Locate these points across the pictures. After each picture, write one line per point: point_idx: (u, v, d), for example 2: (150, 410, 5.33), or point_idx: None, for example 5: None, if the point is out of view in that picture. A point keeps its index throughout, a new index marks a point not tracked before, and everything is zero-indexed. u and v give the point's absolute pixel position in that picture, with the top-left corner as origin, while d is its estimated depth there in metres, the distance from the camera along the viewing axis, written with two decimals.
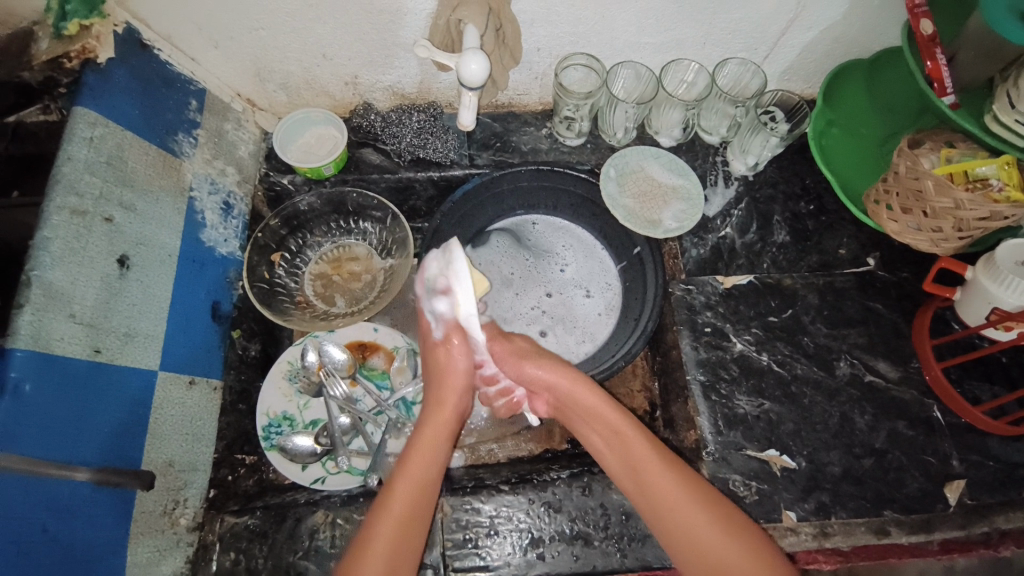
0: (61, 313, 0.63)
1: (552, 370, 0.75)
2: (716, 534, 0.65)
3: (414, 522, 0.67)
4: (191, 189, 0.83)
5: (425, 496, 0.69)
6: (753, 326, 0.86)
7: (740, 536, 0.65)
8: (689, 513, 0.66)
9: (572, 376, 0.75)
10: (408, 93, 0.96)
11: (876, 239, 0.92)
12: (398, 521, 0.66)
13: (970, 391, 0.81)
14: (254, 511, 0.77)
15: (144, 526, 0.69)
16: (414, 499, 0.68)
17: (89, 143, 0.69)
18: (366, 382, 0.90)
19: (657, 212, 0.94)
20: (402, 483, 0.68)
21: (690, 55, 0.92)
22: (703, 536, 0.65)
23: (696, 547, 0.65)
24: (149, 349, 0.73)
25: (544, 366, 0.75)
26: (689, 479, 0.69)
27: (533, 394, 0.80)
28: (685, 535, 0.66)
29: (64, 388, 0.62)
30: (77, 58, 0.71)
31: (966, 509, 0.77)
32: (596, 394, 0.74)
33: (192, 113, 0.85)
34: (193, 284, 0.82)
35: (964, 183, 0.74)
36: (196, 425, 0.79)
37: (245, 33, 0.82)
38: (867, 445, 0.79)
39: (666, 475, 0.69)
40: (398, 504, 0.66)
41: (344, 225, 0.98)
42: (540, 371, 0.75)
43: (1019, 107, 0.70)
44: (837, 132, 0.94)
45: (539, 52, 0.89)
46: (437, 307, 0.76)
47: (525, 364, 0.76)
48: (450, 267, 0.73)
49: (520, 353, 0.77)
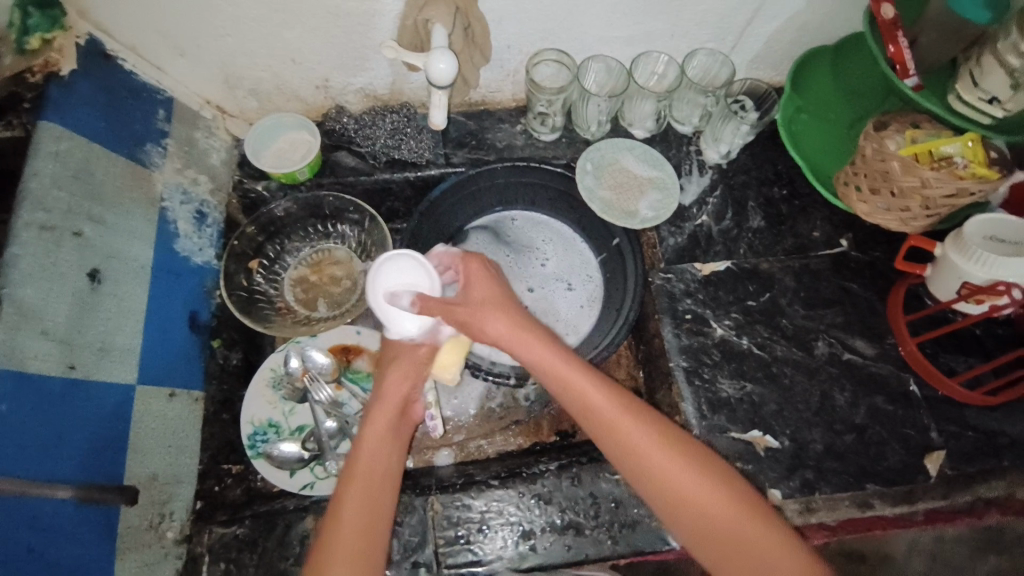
0: (33, 330, 0.62)
1: (509, 326, 0.70)
2: (665, 455, 0.63)
3: (371, 537, 0.62)
4: (162, 200, 0.82)
5: (379, 505, 0.65)
6: (732, 311, 0.87)
7: (696, 463, 0.64)
8: (642, 445, 0.64)
9: (522, 329, 0.70)
10: (380, 95, 0.96)
11: (848, 221, 0.93)
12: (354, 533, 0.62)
13: (946, 363, 0.83)
14: (243, 520, 0.76)
15: (131, 541, 0.68)
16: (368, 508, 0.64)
17: (54, 157, 0.68)
18: (352, 386, 0.89)
19: (633, 202, 0.95)
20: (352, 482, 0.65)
21: (659, 46, 0.93)
22: (676, 479, 0.63)
23: (647, 470, 0.63)
24: (127, 364, 0.72)
25: (501, 320, 0.70)
26: (648, 418, 0.66)
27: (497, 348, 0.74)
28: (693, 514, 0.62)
29: (41, 406, 0.61)
30: (41, 72, 0.71)
31: (946, 479, 0.79)
32: (549, 347, 0.69)
33: (161, 122, 0.84)
34: (169, 296, 0.81)
35: (930, 162, 0.76)
36: (179, 438, 0.78)
37: (211, 40, 0.82)
38: (847, 421, 0.81)
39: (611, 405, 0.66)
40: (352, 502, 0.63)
41: (322, 229, 0.98)
42: (500, 325, 0.70)
43: (982, 86, 0.73)
44: (807, 117, 0.95)
45: (509, 49, 0.90)
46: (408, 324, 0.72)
47: (495, 319, 0.70)
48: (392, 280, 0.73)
49: (478, 311, 0.71)
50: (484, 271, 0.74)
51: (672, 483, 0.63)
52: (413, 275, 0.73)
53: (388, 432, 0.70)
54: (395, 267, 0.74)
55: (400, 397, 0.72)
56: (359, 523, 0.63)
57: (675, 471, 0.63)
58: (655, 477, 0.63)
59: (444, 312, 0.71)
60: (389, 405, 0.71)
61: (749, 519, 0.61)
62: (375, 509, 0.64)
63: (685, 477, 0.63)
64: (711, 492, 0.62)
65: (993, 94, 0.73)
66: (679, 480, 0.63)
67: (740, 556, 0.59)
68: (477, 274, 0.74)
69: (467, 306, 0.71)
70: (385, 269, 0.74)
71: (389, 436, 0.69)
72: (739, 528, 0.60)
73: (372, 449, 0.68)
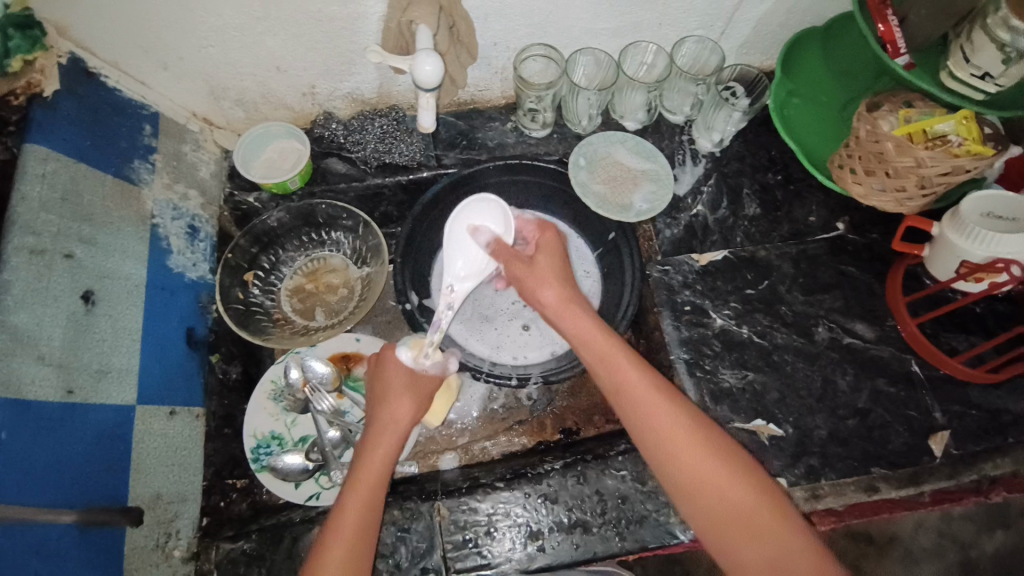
0: (30, 356, 0.62)
1: (560, 295, 0.72)
2: (689, 445, 0.63)
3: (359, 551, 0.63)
4: (153, 216, 0.82)
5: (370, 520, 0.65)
6: (731, 301, 0.87)
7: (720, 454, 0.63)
8: (671, 436, 0.64)
9: (571, 300, 0.72)
10: (368, 99, 0.95)
11: (844, 204, 0.93)
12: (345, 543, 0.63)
13: (947, 342, 0.83)
14: (249, 535, 0.75)
15: (138, 562, 0.69)
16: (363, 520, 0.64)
17: (42, 180, 0.67)
18: (353, 394, 0.89)
19: (627, 195, 0.94)
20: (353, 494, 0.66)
21: (647, 36, 0.92)
22: (701, 466, 0.62)
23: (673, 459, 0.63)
24: (125, 385, 0.72)
25: (552, 289, 0.72)
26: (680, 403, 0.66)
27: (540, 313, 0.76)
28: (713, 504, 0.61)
29: (40, 432, 0.61)
30: (24, 95, 0.69)
31: (952, 460, 0.79)
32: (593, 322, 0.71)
33: (147, 138, 0.83)
34: (164, 314, 0.80)
35: (924, 141, 0.75)
36: (182, 455, 0.78)
37: (193, 52, 0.81)
38: (850, 406, 0.81)
39: (648, 393, 0.66)
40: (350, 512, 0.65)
41: (316, 237, 0.97)
42: (554, 295, 0.72)
43: (973, 61, 0.72)
44: (798, 101, 0.94)
45: (496, 46, 0.89)
46: (462, 265, 0.76)
47: (546, 289, 0.72)
48: (481, 219, 0.77)
49: (539, 277, 0.73)
50: (555, 239, 0.75)
51: (695, 474, 0.62)
52: (498, 228, 0.76)
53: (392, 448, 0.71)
54: (487, 214, 0.77)
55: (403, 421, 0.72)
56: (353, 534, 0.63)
57: (699, 463, 0.62)
58: (679, 463, 0.63)
59: (511, 260, 0.74)
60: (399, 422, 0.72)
61: (769, 514, 0.60)
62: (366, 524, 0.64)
63: (709, 470, 0.62)
64: (732, 484, 0.61)
65: (985, 69, 0.72)
66: (704, 473, 0.62)
67: (757, 549, 0.59)
68: (549, 243, 0.75)
69: (537, 265, 0.74)
70: (478, 212, 0.77)
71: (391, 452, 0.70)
72: (760, 524, 0.59)
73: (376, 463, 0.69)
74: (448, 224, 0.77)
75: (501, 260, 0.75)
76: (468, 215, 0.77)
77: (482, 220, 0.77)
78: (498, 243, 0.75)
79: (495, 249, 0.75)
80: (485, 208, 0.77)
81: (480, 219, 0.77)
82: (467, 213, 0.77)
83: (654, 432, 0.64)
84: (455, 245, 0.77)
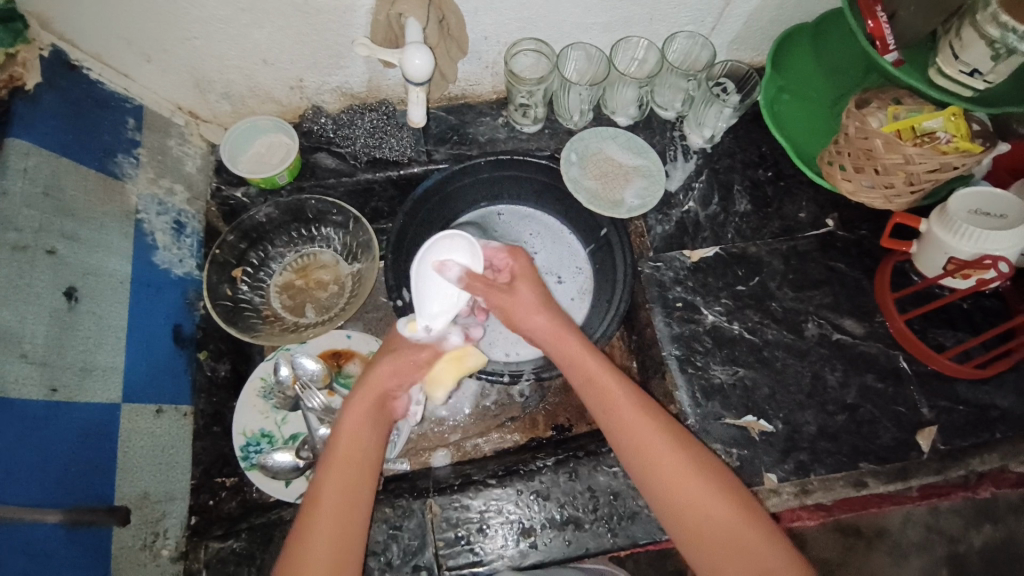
0: (11, 355, 0.60)
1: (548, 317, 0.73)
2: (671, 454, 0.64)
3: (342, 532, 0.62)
4: (138, 211, 0.80)
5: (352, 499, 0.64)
6: (722, 297, 0.87)
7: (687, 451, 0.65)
8: (655, 447, 0.64)
9: (560, 326, 0.73)
10: (357, 93, 0.94)
11: (834, 200, 0.93)
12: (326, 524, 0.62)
13: (934, 338, 0.84)
14: (239, 534, 0.74)
15: (125, 562, 0.68)
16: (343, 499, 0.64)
17: (23, 174, 0.66)
18: (344, 391, 0.87)
19: (618, 192, 0.94)
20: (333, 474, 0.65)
21: (639, 32, 0.92)
22: (671, 465, 0.64)
23: (654, 469, 0.64)
24: (110, 383, 0.71)
25: (541, 313, 0.73)
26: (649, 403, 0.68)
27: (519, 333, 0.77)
28: (680, 498, 0.63)
29: (23, 432, 0.60)
30: (5, 88, 0.68)
31: (939, 454, 0.80)
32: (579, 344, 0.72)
33: (131, 131, 0.82)
34: (150, 311, 0.79)
35: (913, 137, 0.76)
36: (169, 454, 0.77)
37: (177, 44, 0.79)
38: (839, 401, 0.82)
39: (628, 406, 0.67)
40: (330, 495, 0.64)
41: (306, 233, 0.96)
42: (541, 318, 0.73)
43: (962, 58, 0.72)
44: (788, 98, 0.94)
45: (486, 40, 0.88)
46: (434, 306, 0.72)
47: (534, 314, 0.73)
48: (447, 254, 0.73)
49: (519, 304, 0.74)
50: (528, 268, 0.75)
51: (674, 480, 0.63)
52: (467, 262, 0.73)
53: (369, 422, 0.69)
54: (453, 248, 0.73)
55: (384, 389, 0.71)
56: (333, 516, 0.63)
57: (680, 474, 0.63)
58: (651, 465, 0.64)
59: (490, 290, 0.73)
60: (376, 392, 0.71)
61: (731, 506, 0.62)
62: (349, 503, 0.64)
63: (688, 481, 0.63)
64: (697, 480, 0.63)
65: (973, 66, 0.72)
66: (684, 484, 0.63)
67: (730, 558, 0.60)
68: (525, 270, 0.75)
69: (519, 289, 0.74)
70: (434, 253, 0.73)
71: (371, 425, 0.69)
72: (724, 518, 0.61)
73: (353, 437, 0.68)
74: (414, 267, 0.73)
75: (481, 295, 0.73)
76: (433, 252, 0.73)
77: (448, 255, 0.73)
78: (470, 279, 0.72)
79: (467, 284, 0.72)
80: (450, 241, 0.73)
81: (447, 255, 0.72)
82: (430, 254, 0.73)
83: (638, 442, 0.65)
84: (422, 284, 0.73)
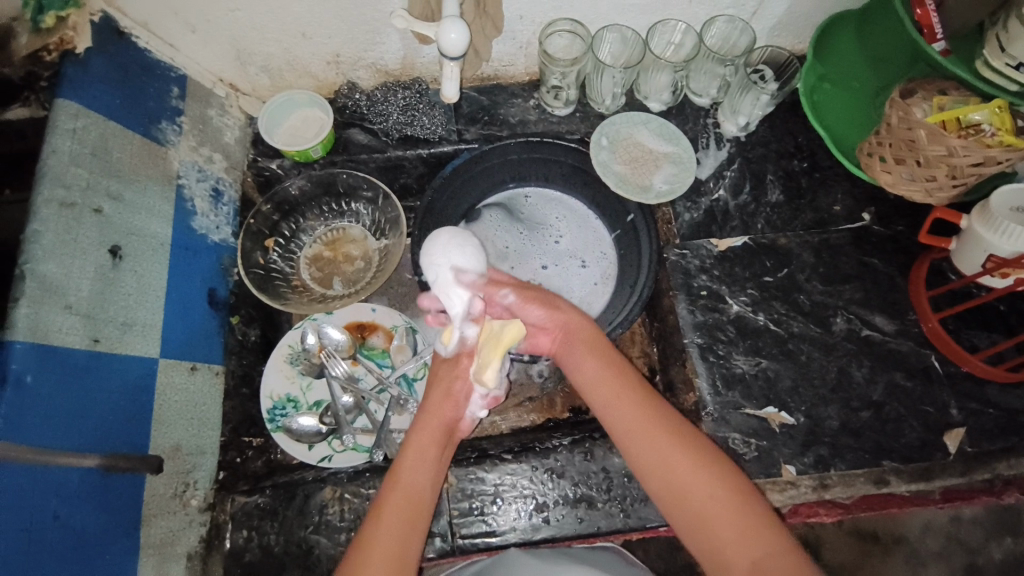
0: (57, 305, 0.64)
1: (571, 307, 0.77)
2: (683, 457, 0.65)
3: (403, 546, 0.64)
4: (178, 177, 0.83)
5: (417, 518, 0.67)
6: (748, 287, 0.86)
7: (699, 452, 0.65)
8: (664, 451, 0.65)
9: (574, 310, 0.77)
10: (391, 70, 0.95)
11: (871, 194, 0.91)
12: (387, 539, 0.64)
13: (968, 339, 0.81)
14: (263, 490, 0.80)
15: (157, 508, 0.71)
16: (407, 521, 0.66)
17: (73, 134, 0.69)
18: (367, 362, 0.90)
19: (647, 176, 0.93)
20: (393, 498, 0.67)
21: (676, 14, 0.90)
22: (683, 473, 0.64)
23: (667, 476, 0.64)
24: (149, 339, 0.74)
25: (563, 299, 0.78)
26: (661, 412, 0.69)
27: (538, 329, 0.78)
28: (697, 512, 0.62)
29: (66, 379, 0.63)
30: (57, 51, 0.71)
31: (965, 457, 0.78)
32: (595, 348, 0.74)
33: (175, 100, 0.84)
34: (188, 273, 0.82)
35: (958, 129, 0.73)
36: (200, 410, 0.81)
37: (221, 15, 0.82)
38: (865, 398, 0.80)
39: (641, 411, 0.69)
40: (392, 516, 0.66)
41: (337, 208, 0.98)
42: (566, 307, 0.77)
43: (1009, 50, 0.69)
44: (829, 87, 0.92)
45: (521, 19, 0.88)
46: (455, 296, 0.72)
47: (556, 301, 0.77)
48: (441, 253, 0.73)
49: (548, 294, 0.77)
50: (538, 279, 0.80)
51: (689, 489, 0.63)
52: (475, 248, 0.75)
53: (430, 449, 0.72)
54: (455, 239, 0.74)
55: (449, 420, 0.75)
56: (396, 535, 0.65)
57: (692, 476, 0.63)
58: (666, 471, 0.65)
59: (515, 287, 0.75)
60: (434, 418, 0.74)
61: (749, 514, 0.60)
62: (412, 522, 0.66)
63: (700, 483, 0.63)
64: (709, 484, 0.63)
65: (1021, 59, 0.69)
66: (694, 484, 0.63)
67: (749, 560, 0.58)
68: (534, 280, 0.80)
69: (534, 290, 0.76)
70: (442, 242, 0.74)
71: (430, 451, 0.72)
72: (742, 524, 0.60)
73: (410, 461, 0.70)
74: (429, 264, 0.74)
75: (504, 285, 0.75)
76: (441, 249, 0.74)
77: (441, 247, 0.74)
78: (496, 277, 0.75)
79: (491, 283, 0.75)
80: (441, 236, 0.74)
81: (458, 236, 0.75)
82: (428, 254, 0.73)
83: (647, 447, 0.66)
84: (441, 279, 0.72)
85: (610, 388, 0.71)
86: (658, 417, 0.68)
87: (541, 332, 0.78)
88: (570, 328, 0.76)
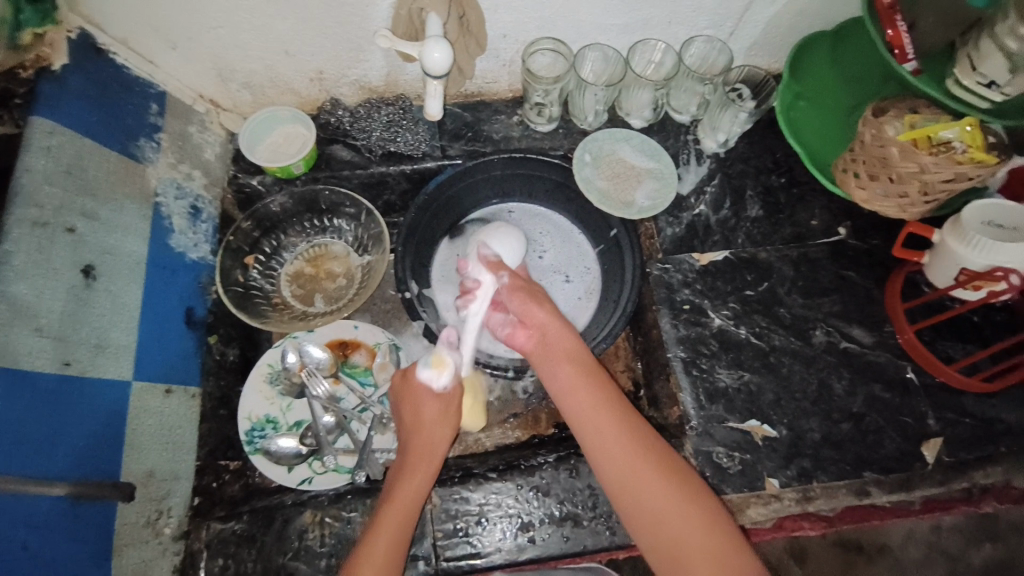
0: (26, 327, 0.62)
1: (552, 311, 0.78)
2: (658, 476, 0.65)
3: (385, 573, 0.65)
4: (157, 195, 0.82)
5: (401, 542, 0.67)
6: (730, 301, 0.87)
7: (674, 474, 0.66)
8: (643, 472, 0.66)
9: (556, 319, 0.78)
10: (375, 86, 0.95)
11: (847, 209, 0.93)
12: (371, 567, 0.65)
13: (943, 350, 0.83)
14: (240, 516, 0.77)
15: (129, 537, 0.69)
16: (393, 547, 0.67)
17: (46, 152, 0.68)
18: (348, 380, 0.89)
19: (629, 192, 0.94)
20: (383, 523, 0.68)
21: (656, 34, 0.92)
22: (657, 493, 0.65)
23: (641, 494, 0.65)
24: (123, 361, 0.72)
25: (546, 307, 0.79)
26: (638, 430, 0.69)
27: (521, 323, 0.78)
28: (669, 532, 0.63)
29: (34, 404, 0.61)
30: (32, 67, 0.70)
31: (944, 466, 0.79)
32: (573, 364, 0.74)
33: (153, 116, 0.83)
34: (165, 292, 0.81)
35: (929, 146, 0.74)
36: (175, 433, 0.79)
37: (202, 33, 0.81)
38: (845, 410, 0.81)
39: (619, 428, 0.69)
40: (380, 542, 0.67)
41: (318, 224, 0.97)
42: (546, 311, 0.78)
43: (980, 69, 0.71)
44: (804, 104, 0.94)
45: (505, 38, 0.89)
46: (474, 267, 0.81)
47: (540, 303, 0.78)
48: (490, 236, 0.87)
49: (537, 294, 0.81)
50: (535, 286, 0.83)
51: (663, 508, 0.64)
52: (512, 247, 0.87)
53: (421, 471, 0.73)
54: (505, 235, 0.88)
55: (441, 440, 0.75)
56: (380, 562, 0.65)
57: (665, 496, 0.64)
58: (641, 490, 0.65)
59: (514, 276, 0.82)
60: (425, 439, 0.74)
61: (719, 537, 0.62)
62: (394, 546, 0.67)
63: (677, 510, 0.64)
64: (683, 505, 0.64)
65: (991, 78, 0.71)
66: (668, 503, 0.64)
67: None
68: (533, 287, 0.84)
69: (530, 285, 0.81)
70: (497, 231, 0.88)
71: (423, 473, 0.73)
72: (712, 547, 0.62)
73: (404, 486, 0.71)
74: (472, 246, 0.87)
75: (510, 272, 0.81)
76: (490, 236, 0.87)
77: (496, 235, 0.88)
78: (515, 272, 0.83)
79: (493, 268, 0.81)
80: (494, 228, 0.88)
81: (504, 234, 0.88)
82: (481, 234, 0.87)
83: (624, 465, 0.67)
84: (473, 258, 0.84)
85: (590, 404, 0.71)
86: (635, 434, 0.68)
87: (522, 328, 0.78)
88: (550, 338, 0.77)
